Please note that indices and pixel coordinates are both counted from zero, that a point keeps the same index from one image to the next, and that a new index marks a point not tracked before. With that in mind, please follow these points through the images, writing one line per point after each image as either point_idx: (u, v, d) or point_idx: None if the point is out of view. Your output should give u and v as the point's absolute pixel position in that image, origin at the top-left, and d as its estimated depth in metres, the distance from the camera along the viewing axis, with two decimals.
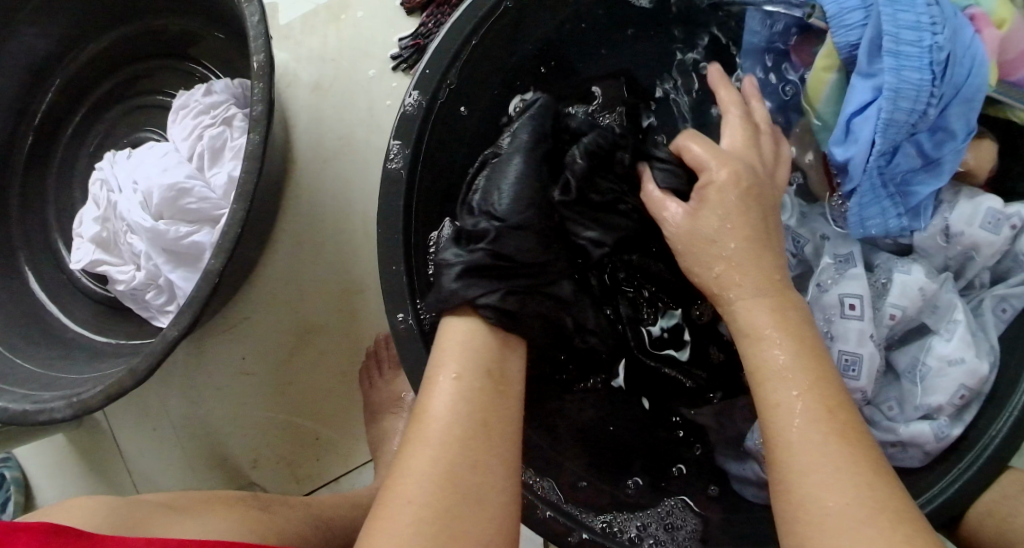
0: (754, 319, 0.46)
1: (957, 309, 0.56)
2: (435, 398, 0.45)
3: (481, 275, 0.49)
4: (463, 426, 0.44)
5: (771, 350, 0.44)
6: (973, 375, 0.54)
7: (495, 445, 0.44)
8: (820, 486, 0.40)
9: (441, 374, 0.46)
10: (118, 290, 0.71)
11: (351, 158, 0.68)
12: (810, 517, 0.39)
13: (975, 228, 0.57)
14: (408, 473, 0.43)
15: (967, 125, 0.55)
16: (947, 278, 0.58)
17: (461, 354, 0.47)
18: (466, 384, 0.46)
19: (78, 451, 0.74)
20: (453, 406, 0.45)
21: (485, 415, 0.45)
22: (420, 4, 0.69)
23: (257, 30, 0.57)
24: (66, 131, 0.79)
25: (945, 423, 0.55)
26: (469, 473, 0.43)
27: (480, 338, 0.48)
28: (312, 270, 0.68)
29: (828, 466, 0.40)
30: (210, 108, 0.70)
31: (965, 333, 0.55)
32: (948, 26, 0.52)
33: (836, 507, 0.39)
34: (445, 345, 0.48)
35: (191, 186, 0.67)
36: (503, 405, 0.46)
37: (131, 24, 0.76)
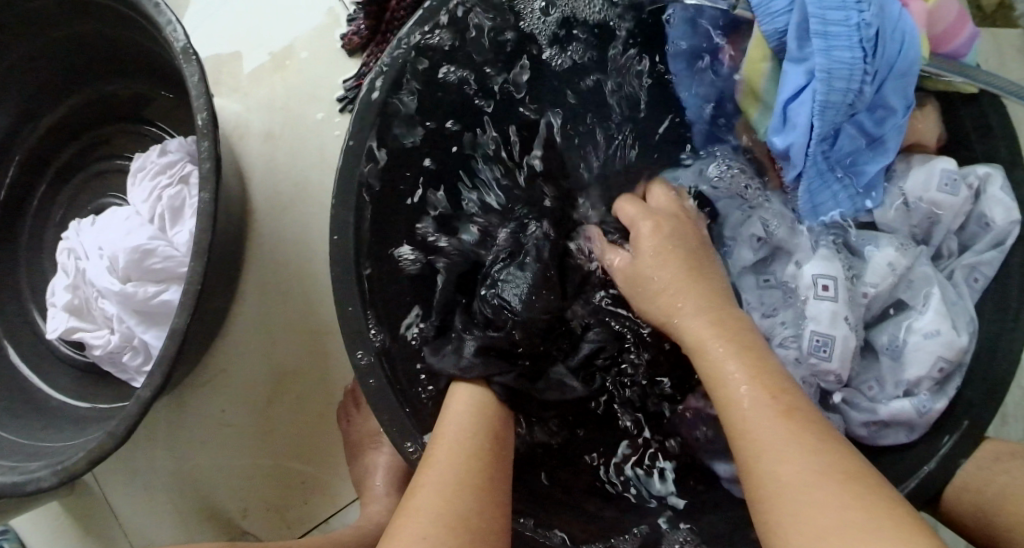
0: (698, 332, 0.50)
1: (932, 283, 0.57)
2: (432, 446, 0.50)
3: (491, 357, 0.58)
4: (461, 462, 0.49)
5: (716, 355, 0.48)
6: (950, 346, 0.55)
7: (492, 481, 0.48)
8: (772, 449, 0.41)
9: (449, 426, 0.52)
10: (96, 355, 0.72)
11: (309, 201, 0.69)
12: (765, 491, 0.40)
13: (933, 193, 0.58)
14: (408, 509, 0.46)
15: (905, 101, 0.56)
16: (920, 252, 0.59)
17: (468, 412, 0.54)
18: (470, 437, 0.51)
19: (74, 517, 0.75)
20: (451, 445, 0.50)
21: (485, 456, 0.50)
22: (359, 45, 0.70)
23: (199, 89, 0.59)
24: (31, 203, 0.80)
25: (927, 397, 0.56)
26: (468, 502, 0.46)
27: (486, 407, 0.55)
28: (283, 316, 0.69)
29: (781, 426, 0.42)
30: (167, 167, 0.71)
31: (941, 306, 0.56)
32: (875, 3, 0.53)
33: (777, 457, 0.40)
34: (452, 408, 0.54)
35: (155, 246, 0.68)
36: (502, 455, 0.52)
37: (83, 92, 0.78)
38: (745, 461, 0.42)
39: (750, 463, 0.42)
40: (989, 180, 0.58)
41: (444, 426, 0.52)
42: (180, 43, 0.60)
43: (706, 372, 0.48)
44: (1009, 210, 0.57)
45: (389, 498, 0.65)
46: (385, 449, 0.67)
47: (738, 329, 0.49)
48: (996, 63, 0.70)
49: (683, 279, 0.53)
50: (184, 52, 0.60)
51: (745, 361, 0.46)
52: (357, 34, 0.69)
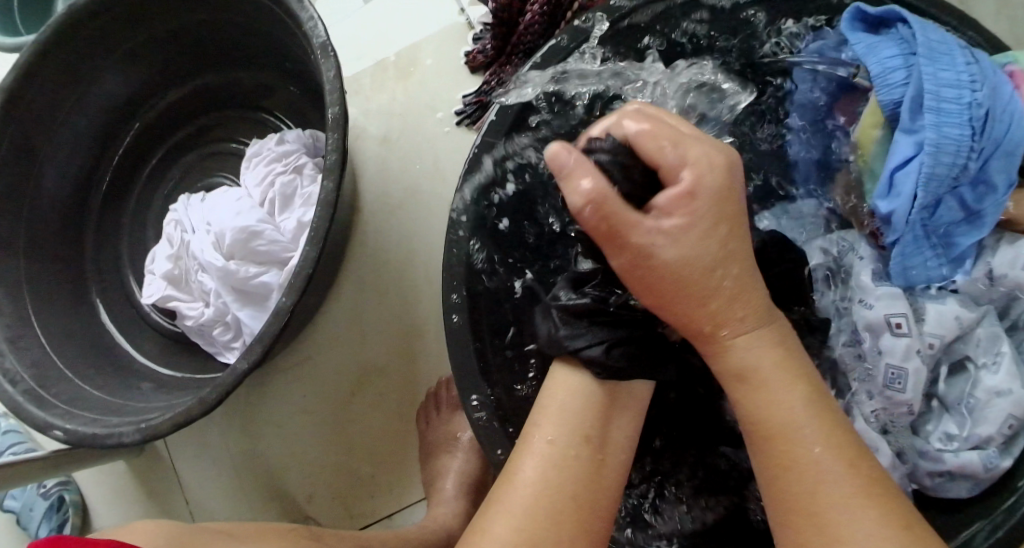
0: (758, 361, 0.43)
1: (1002, 342, 0.57)
2: (523, 462, 0.44)
3: (582, 318, 0.48)
4: (554, 493, 0.43)
5: (783, 404, 0.43)
6: (1019, 404, 0.55)
7: (586, 519, 0.43)
8: (820, 487, 0.40)
9: (538, 438, 0.45)
10: (187, 325, 0.75)
11: (416, 206, 0.71)
12: None
13: (1019, 270, 0.57)
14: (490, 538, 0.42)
15: (1009, 179, 0.57)
16: (989, 311, 0.58)
17: (567, 413, 0.46)
18: (564, 452, 0.44)
19: (141, 479, 0.77)
20: (550, 465, 0.44)
21: (579, 484, 0.44)
22: (483, 64, 0.72)
23: (334, 86, 0.61)
24: (142, 173, 0.84)
25: (995, 453, 0.55)
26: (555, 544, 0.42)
27: (591, 398, 0.46)
28: (377, 313, 0.71)
29: (871, 528, 0.39)
30: (283, 156, 0.74)
31: (1012, 365, 0.56)
32: (987, 84, 0.55)
33: None
34: (546, 410, 0.47)
35: (262, 229, 0.71)
36: (603, 474, 0.45)
37: (209, 76, 0.82)
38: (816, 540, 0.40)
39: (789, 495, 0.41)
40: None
41: (543, 435, 0.45)
42: (320, 39, 0.63)
43: (749, 395, 0.44)
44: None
45: (456, 503, 0.66)
46: (459, 453, 0.68)
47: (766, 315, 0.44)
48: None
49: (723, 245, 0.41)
50: (322, 48, 0.62)
51: (790, 383, 0.43)
52: (482, 53, 0.72)
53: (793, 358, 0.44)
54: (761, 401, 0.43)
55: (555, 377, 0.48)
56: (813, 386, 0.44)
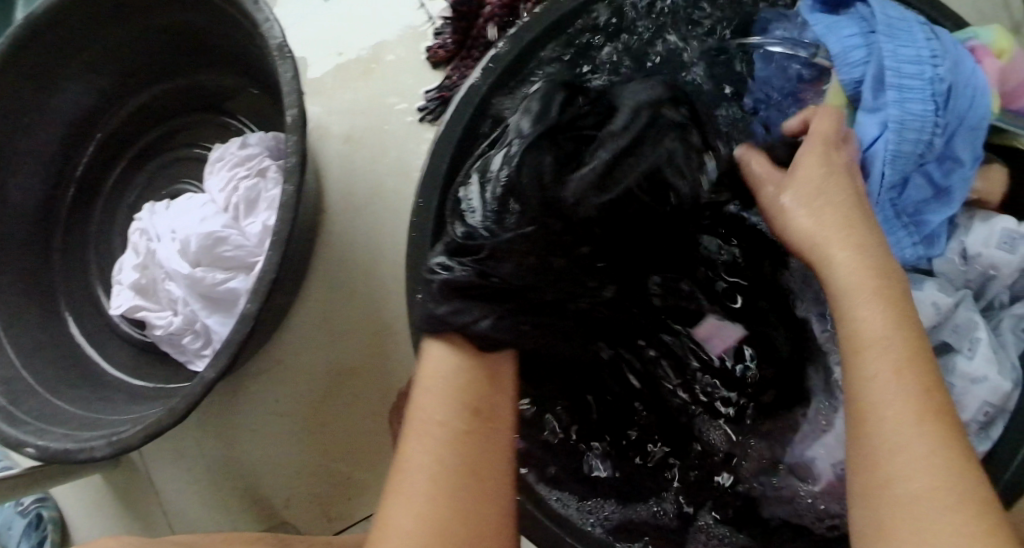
0: (855, 278, 0.44)
1: (979, 327, 0.56)
2: (412, 445, 0.44)
3: (464, 294, 0.47)
4: (444, 470, 0.43)
5: (862, 314, 0.42)
6: (995, 392, 0.54)
7: (480, 484, 0.44)
8: (898, 447, 0.38)
9: (418, 420, 0.45)
10: (157, 335, 0.74)
11: (381, 205, 0.71)
12: (887, 493, 0.37)
13: (992, 250, 0.57)
14: (390, 527, 0.42)
15: (974, 154, 0.56)
16: (966, 296, 0.58)
17: (441, 385, 0.46)
18: (445, 428, 0.44)
19: (116, 492, 0.76)
20: (430, 451, 0.44)
21: (466, 456, 0.44)
22: (444, 58, 0.71)
23: (291, 86, 0.60)
24: (107, 182, 0.83)
25: (970, 440, 0.54)
26: (454, 519, 0.42)
27: (454, 370, 0.46)
28: (346, 315, 0.70)
29: (922, 454, 0.37)
30: (246, 160, 0.73)
31: (988, 350, 0.55)
32: (948, 58, 0.55)
33: (913, 485, 0.37)
34: (425, 386, 0.46)
35: (227, 235, 0.70)
36: (490, 438, 0.45)
37: (170, 81, 0.81)
38: (870, 450, 0.39)
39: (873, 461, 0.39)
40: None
41: (423, 414, 0.45)
42: (275, 39, 0.61)
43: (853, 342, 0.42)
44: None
45: None
46: None
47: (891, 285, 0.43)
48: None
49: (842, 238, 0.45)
50: (279, 48, 0.61)
51: (894, 341, 0.41)
52: (443, 48, 0.71)
53: (888, 281, 0.43)
54: (851, 317, 0.43)
55: (424, 357, 0.47)
56: (904, 313, 0.42)
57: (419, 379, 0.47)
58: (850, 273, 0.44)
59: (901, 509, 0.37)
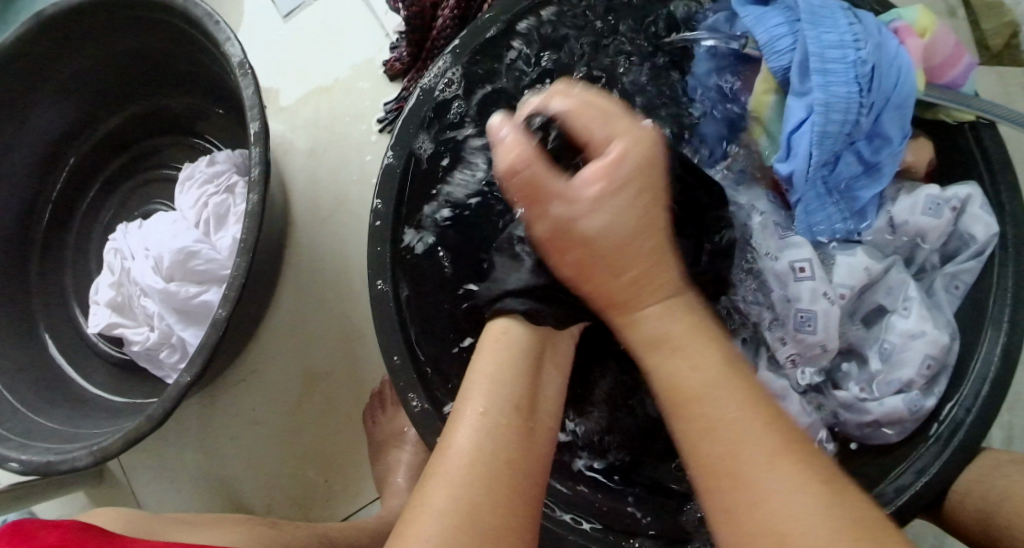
0: (667, 325, 0.43)
1: (909, 287, 0.59)
2: (460, 429, 0.44)
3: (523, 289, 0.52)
4: (486, 456, 0.42)
5: (681, 363, 0.42)
6: (935, 345, 0.56)
7: (519, 474, 0.43)
8: (767, 483, 0.37)
9: (468, 407, 0.45)
10: (134, 350, 0.75)
11: (346, 212, 0.74)
12: (759, 533, 0.36)
13: (918, 216, 0.59)
14: (432, 502, 0.41)
15: (901, 131, 0.58)
16: (895, 261, 0.61)
17: (503, 352, 0.49)
18: (493, 420, 0.45)
19: (101, 508, 0.77)
20: (496, 424, 0.44)
21: (511, 444, 0.44)
22: (401, 71, 0.75)
23: (253, 101, 0.62)
24: (81, 206, 0.85)
25: (919, 396, 0.56)
26: (490, 508, 0.40)
27: (520, 343, 0.49)
28: (318, 321, 0.73)
29: (787, 474, 0.37)
30: (214, 177, 0.76)
31: (921, 309, 0.57)
32: (871, 42, 0.57)
33: (780, 515, 0.36)
34: (484, 350, 0.49)
35: (199, 249, 0.72)
36: (530, 431, 0.45)
37: (138, 106, 0.83)
38: (732, 498, 0.38)
39: (732, 485, 0.38)
40: (970, 201, 0.58)
41: (480, 374, 0.47)
42: (236, 58, 0.63)
43: (684, 381, 0.42)
44: (988, 226, 0.57)
45: (408, 494, 0.68)
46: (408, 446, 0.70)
47: (714, 336, 0.44)
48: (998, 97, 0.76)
49: (655, 260, 0.44)
50: (240, 66, 0.63)
51: (725, 378, 0.41)
52: (399, 61, 0.74)
53: (704, 330, 0.43)
54: (671, 362, 0.42)
55: (485, 330, 0.51)
56: (729, 366, 0.42)
57: (481, 341, 0.51)
58: (684, 330, 0.43)
59: (751, 502, 0.37)
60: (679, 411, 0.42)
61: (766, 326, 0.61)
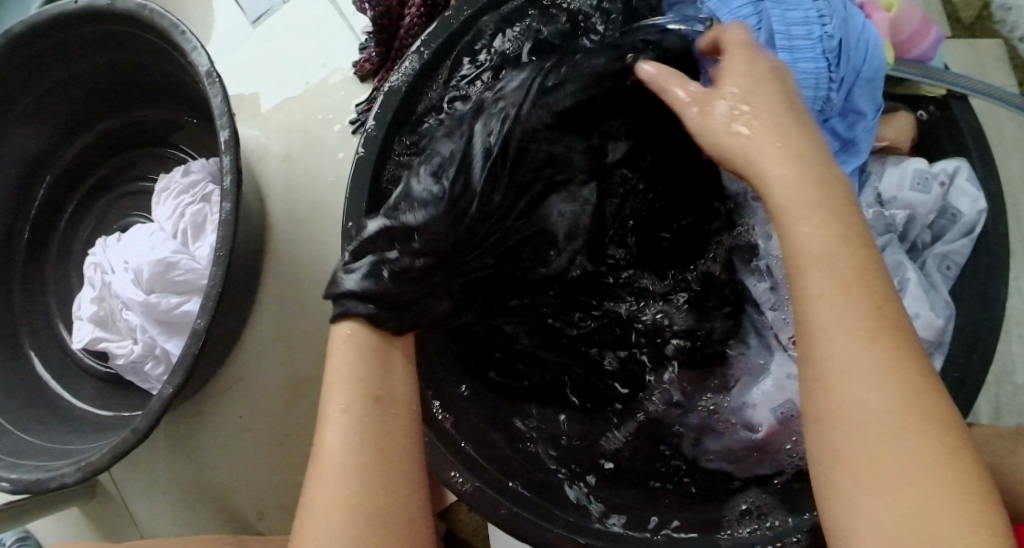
0: (812, 243, 0.42)
1: (905, 268, 0.59)
2: (329, 433, 0.46)
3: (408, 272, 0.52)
4: (359, 451, 0.45)
5: (818, 304, 0.41)
6: (927, 327, 0.56)
7: (394, 461, 0.46)
8: (893, 453, 0.38)
9: (332, 406, 0.47)
10: (119, 364, 0.75)
11: (323, 216, 0.74)
12: (851, 478, 0.38)
13: (906, 192, 0.60)
14: (318, 505, 0.44)
15: (874, 105, 0.59)
16: (892, 239, 0.60)
17: (354, 358, 0.48)
18: (356, 414, 0.47)
19: (95, 523, 0.77)
20: (357, 427, 0.46)
21: (381, 436, 0.46)
22: (371, 71, 0.75)
23: (221, 109, 0.62)
24: (61, 222, 0.85)
25: None
26: (392, 509, 0.45)
27: (369, 344, 0.49)
28: (300, 328, 0.73)
29: (908, 448, 0.38)
30: (190, 187, 0.76)
31: (917, 290, 0.57)
32: (836, 17, 0.57)
33: (899, 481, 0.37)
34: (337, 351, 0.49)
35: (178, 259, 0.72)
36: (393, 416, 0.48)
37: (112, 119, 0.83)
38: (844, 450, 0.39)
39: (834, 426, 0.39)
40: (958, 174, 0.58)
41: (336, 373, 0.48)
42: (203, 67, 0.63)
43: (810, 326, 0.41)
44: (974, 199, 0.57)
45: None
46: None
47: (863, 266, 0.41)
48: (971, 69, 0.76)
49: (813, 198, 0.42)
50: (208, 75, 0.62)
51: (864, 327, 0.40)
52: (369, 61, 0.74)
53: (864, 269, 0.41)
54: (819, 303, 0.41)
55: (333, 335, 0.50)
56: (890, 327, 0.40)
57: (330, 348, 0.50)
58: (824, 253, 0.41)
59: (871, 470, 0.38)
60: (802, 345, 0.42)
61: (767, 308, 0.62)
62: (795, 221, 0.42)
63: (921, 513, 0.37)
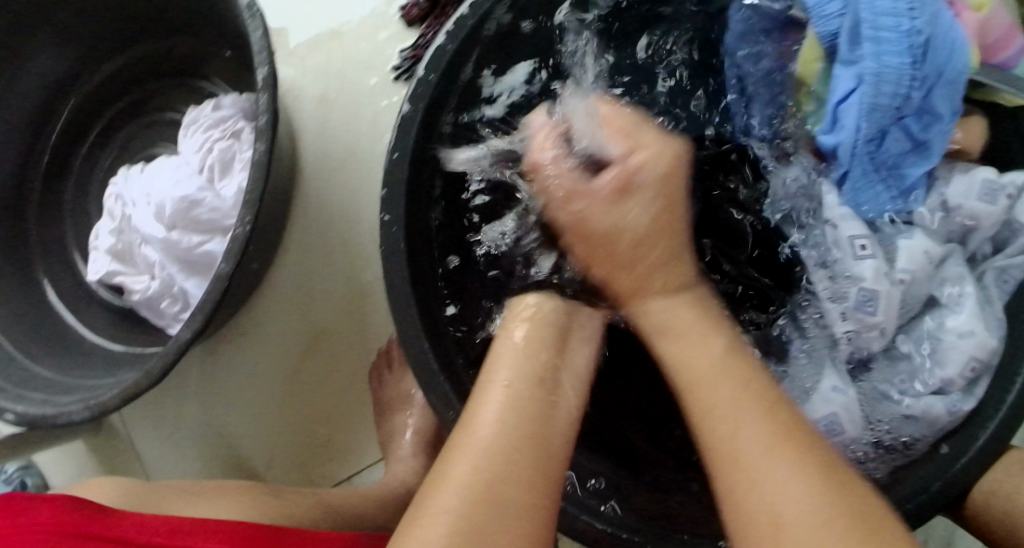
0: (663, 314, 0.49)
1: (966, 281, 0.55)
2: (485, 405, 0.43)
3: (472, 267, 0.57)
4: (509, 439, 0.42)
5: (697, 349, 0.47)
6: (982, 346, 0.53)
7: (549, 445, 0.43)
8: (775, 486, 0.40)
9: (496, 381, 0.45)
10: (134, 299, 0.73)
11: (354, 166, 0.71)
12: (748, 502, 0.40)
13: (973, 201, 0.56)
14: (450, 482, 0.40)
15: (953, 108, 0.55)
16: (953, 250, 0.57)
17: (532, 331, 0.49)
18: (518, 394, 0.44)
19: (98, 458, 0.76)
20: (531, 411, 0.44)
21: (535, 423, 0.43)
22: (418, 17, 0.71)
23: (262, 45, 0.58)
24: (82, 147, 0.82)
25: (957, 397, 0.53)
26: (513, 486, 0.40)
27: (554, 322, 0.50)
28: (322, 280, 0.71)
29: (792, 482, 0.40)
30: (220, 123, 0.73)
31: (974, 305, 0.54)
32: (926, 10, 0.53)
33: (783, 506, 0.39)
34: (515, 321, 0.50)
35: (202, 197, 0.69)
36: (557, 402, 0.45)
37: (141, 45, 0.79)
38: (739, 481, 0.41)
39: (737, 461, 0.42)
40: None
41: (507, 347, 0.48)
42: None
43: (683, 373, 0.47)
44: None
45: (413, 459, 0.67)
46: (413, 410, 0.71)
47: (726, 335, 0.48)
48: None
49: (665, 227, 0.50)
50: (250, 9, 0.59)
51: (730, 368, 0.46)
52: (417, 7, 0.71)
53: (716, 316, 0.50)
54: (679, 348, 0.48)
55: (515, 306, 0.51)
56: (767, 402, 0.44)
57: (509, 317, 0.51)
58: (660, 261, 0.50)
59: (765, 496, 0.40)
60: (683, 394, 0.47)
61: (825, 298, 0.58)
62: (646, 298, 0.50)
63: (794, 521, 0.38)
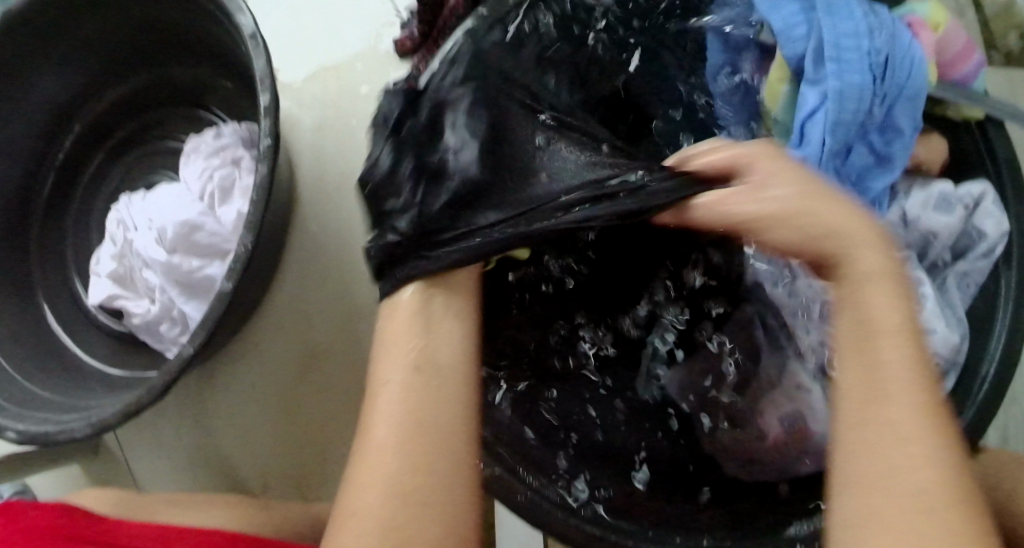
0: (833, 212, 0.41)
1: (924, 284, 0.58)
2: (378, 419, 0.42)
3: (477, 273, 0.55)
4: (400, 452, 0.41)
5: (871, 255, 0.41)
6: (945, 342, 0.56)
7: (432, 446, 0.41)
8: (907, 456, 0.36)
9: (385, 387, 0.43)
10: (134, 322, 0.75)
11: (349, 191, 0.73)
12: (869, 464, 0.37)
13: (930, 213, 0.60)
14: (352, 509, 0.40)
15: (914, 123, 0.58)
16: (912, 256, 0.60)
17: (404, 319, 0.45)
18: (406, 398, 0.42)
19: (94, 479, 0.77)
20: (409, 417, 0.42)
21: (418, 425, 0.41)
22: (411, 50, 0.75)
23: (264, 74, 0.61)
24: (84, 175, 0.84)
25: None
26: (411, 507, 0.39)
27: (426, 304, 0.46)
28: (318, 299, 0.73)
29: (924, 453, 0.36)
30: (219, 151, 0.75)
31: (933, 304, 0.57)
32: (885, 32, 0.57)
33: (918, 477, 0.36)
34: (392, 324, 0.45)
35: (202, 222, 0.72)
36: (432, 388, 0.43)
37: (144, 77, 0.82)
38: (869, 442, 0.37)
39: (864, 419, 0.38)
40: (983, 198, 0.58)
41: (393, 347, 0.44)
42: (248, 29, 0.62)
43: (881, 326, 0.39)
44: (998, 222, 0.57)
45: None
46: None
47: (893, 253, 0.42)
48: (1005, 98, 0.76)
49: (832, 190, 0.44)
50: (252, 37, 0.62)
51: (910, 336, 0.39)
52: (410, 40, 0.74)
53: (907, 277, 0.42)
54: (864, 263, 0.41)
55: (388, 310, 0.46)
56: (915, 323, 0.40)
57: (381, 326, 0.46)
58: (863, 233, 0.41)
59: (895, 460, 0.36)
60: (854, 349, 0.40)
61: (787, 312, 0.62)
62: (859, 250, 0.41)
63: (917, 500, 0.35)
